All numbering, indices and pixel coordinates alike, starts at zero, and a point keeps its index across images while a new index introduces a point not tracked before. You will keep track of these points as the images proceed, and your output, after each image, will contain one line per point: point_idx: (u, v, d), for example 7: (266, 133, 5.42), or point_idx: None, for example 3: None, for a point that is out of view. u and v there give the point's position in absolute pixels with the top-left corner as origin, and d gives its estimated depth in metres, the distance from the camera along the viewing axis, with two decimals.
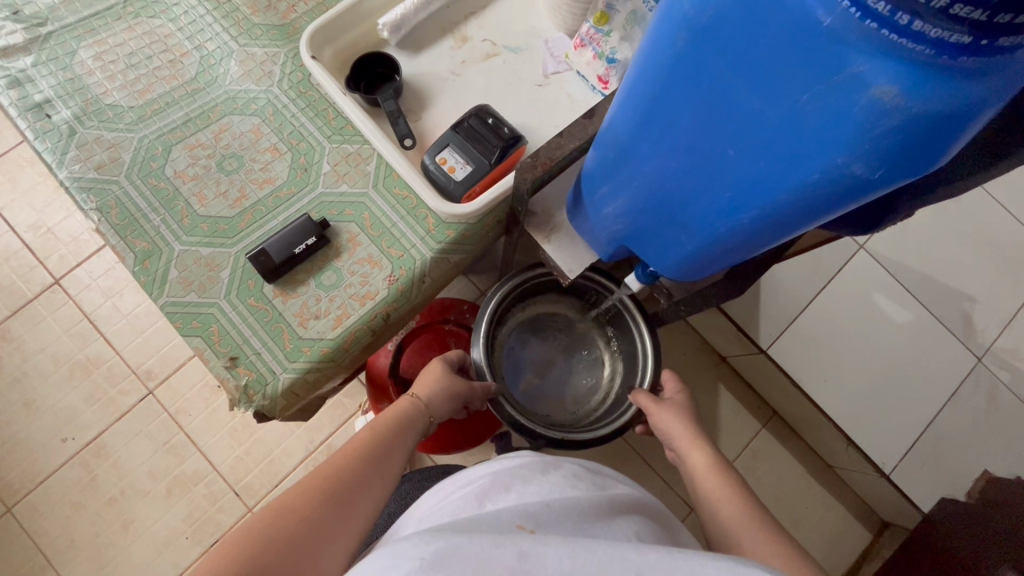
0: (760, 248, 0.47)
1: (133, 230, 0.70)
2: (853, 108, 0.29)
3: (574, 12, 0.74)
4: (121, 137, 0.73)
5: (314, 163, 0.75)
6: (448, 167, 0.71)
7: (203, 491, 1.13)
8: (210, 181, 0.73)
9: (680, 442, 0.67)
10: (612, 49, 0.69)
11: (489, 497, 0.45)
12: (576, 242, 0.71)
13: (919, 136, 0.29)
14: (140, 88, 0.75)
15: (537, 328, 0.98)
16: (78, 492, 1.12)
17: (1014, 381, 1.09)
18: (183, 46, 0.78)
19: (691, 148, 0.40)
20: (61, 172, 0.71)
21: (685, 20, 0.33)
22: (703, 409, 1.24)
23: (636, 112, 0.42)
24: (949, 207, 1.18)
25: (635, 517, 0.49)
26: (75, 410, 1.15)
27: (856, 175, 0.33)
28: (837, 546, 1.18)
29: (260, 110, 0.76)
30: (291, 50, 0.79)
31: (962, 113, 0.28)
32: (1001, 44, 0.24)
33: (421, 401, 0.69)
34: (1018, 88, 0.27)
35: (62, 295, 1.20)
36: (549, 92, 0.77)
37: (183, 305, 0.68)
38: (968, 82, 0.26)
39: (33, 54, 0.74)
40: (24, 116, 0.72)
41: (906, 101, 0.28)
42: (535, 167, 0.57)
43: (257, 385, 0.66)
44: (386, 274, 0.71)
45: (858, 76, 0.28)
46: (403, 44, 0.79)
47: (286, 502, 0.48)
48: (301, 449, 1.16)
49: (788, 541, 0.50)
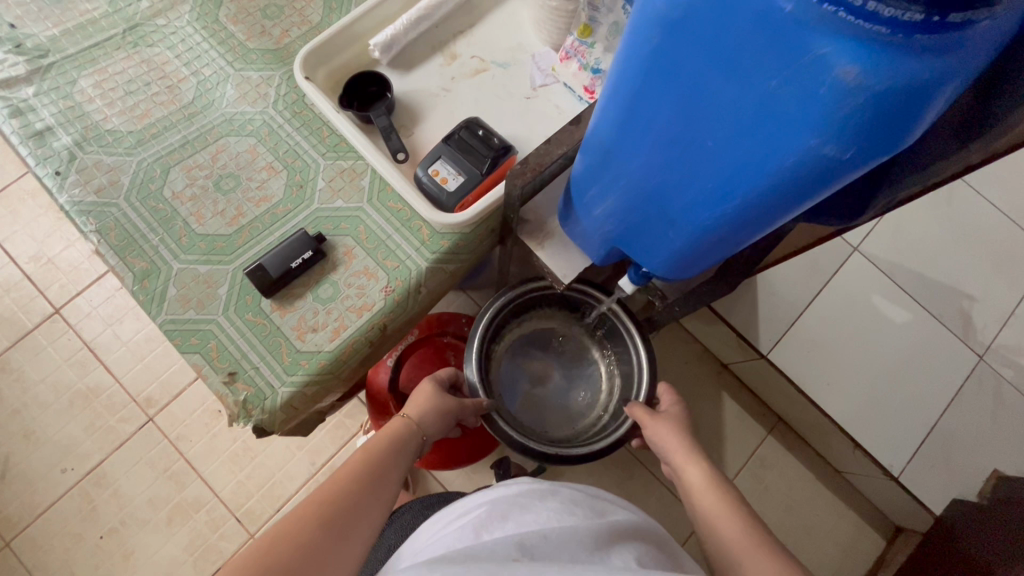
0: (747, 240, 0.47)
1: (133, 250, 0.71)
2: (821, 89, 0.30)
3: (559, 28, 0.77)
4: (120, 161, 0.75)
5: (310, 179, 0.76)
6: (441, 179, 0.73)
7: (204, 517, 1.12)
8: (208, 201, 0.74)
9: (676, 457, 0.66)
10: (596, 60, 0.72)
11: (486, 528, 0.45)
12: (570, 248, 0.72)
13: (885, 113, 0.30)
14: (139, 114, 0.77)
15: (535, 345, 0.98)
16: (78, 524, 1.11)
17: (1018, 378, 1.10)
18: (180, 73, 0.80)
19: (673, 142, 0.41)
20: (62, 197, 0.73)
21: (657, 18, 0.34)
22: (707, 418, 1.23)
23: (617, 112, 0.43)
24: (941, 206, 1.20)
25: (638, 541, 0.47)
26: (75, 440, 1.15)
27: (829, 156, 0.33)
28: (851, 554, 1.16)
29: (256, 131, 0.78)
30: (285, 73, 0.81)
31: (922, 89, 0.29)
32: (952, 20, 0.26)
33: (413, 421, 0.69)
34: (974, 65, 0.29)
35: (62, 324, 1.21)
36: (537, 104, 0.79)
37: (181, 323, 0.69)
38: (928, 58, 0.27)
39: (35, 85, 0.76)
40: (25, 144, 0.74)
41: (868, 80, 0.29)
42: (524, 174, 0.58)
43: (255, 400, 0.66)
44: (382, 286, 0.71)
45: (822, 58, 0.29)
46: (395, 63, 0.81)
47: (283, 529, 0.48)
48: (304, 471, 1.15)
49: (788, 557, 0.49)
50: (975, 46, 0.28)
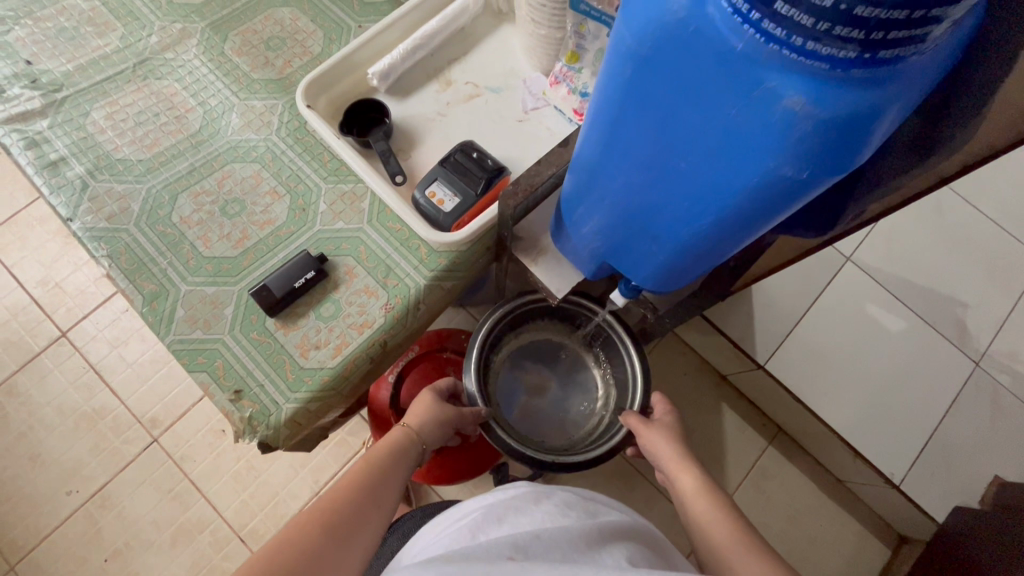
0: (725, 254, 0.50)
1: (142, 274, 0.74)
2: (774, 118, 0.33)
3: (548, 54, 0.81)
4: (130, 189, 0.78)
5: (312, 203, 0.79)
6: (437, 200, 0.76)
7: (208, 538, 1.13)
8: (214, 225, 0.77)
9: (669, 465, 0.68)
10: (584, 84, 0.76)
11: (482, 529, 0.46)
12: (563, 263, 0.75)
13: (833, 137, 0.33)
14: (148, 143, 0.81)
15: (532, 356, 1.00)
16: (82, 547, 1.12)
17: (1014, 383, 1.12)
18: (187, 103, 0.84)
19: (650, 163, 0.44)
20: (74, 224, 0.76)
21: (628, 53, 0.37)
22: (707, 429, 1.25)
23: (599, 137, 0.46)
24: (931, 216, 1.23)
25: (630, 541, 0.49)
26: (81, 462, 1.16)
27: (788, 177, 0.36)
28: (855, 564, 1.16)
29: (260, 157, 0.82)
30: (288, 101, 0.85)
31: (864, 116, 0.31)
32: (882, 56, 0.28)
33: (412, 430, 0.71)
34: (911, 94, 0.32)
35: (69, 347, 1.23)
36: (529, 126, 0.83)
37: (189, 342, 0.71)
38: (867, 89, 0.30)
39: (49, 117, 0.80)
40: (40, 173, 0.77)
41: (814, 109, 0.31)
42: (516, 194, 0.61)
43: (261, 417, 0.69)
44: (382, 303, 0.74)
45: (772, 90, 0.32)
46: (392, 90, 0.85)
47: (288, 535, 0.50)
48: (307, 488, 1.17)
49: (776, 559, 0.51)
50: (910, 77, 0.30)
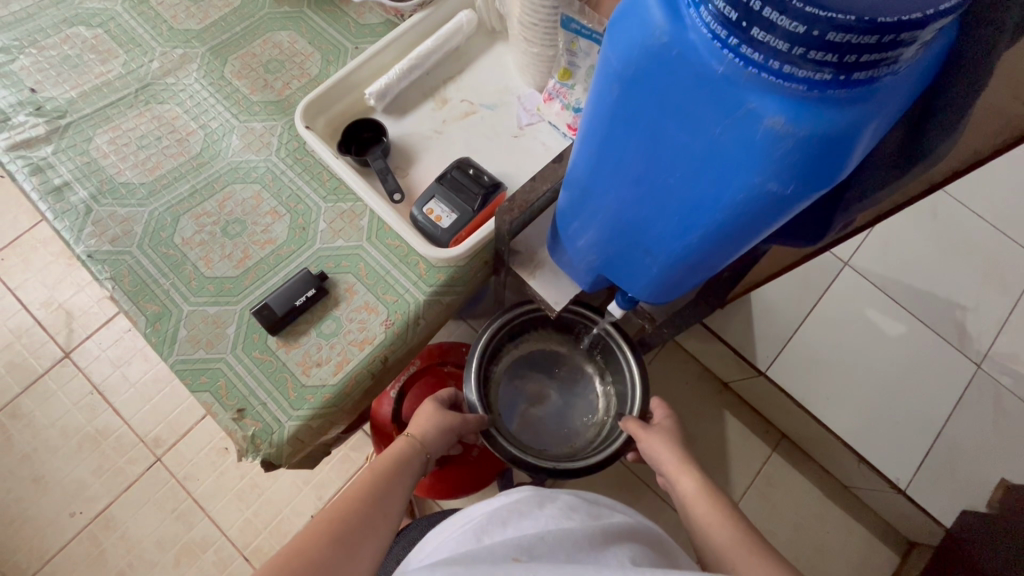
0: (718, 265, 0.51)
1: (145, 295, 0.75)
2: (756, 136, 0.34)
3: (541, 71, 0.82)
4: (132, 212, 0.79)
5: (312, 221, 0.81)
6: (435, 217, 0.77)
7: (211, 557, 1.12)
8: (216, 245, 0.78)
9: (669, 469, 0.68)
10: (576, 100, 0.78)
11: (487, 532, 0.47)
12: (560, 275, 0.76)
13: (815, 154, 0.34)
14: (150, 166, 0.82)
15: (532, 366, 1.00)
16: (86, 568, 1.11)
17: (1016, 384, 1.12)
18: (188, 126, 0.85)
19: (640, 179, 0.45)
20: (78, 247, 0.77)
21: (616, 75, 0.39)
22: (709, 437, 1.25)
23: (590, 154, 0.47)
24: (927, 219, 1.24)
25: (635, 543, 0.49)
26: (84, 483, 1.16)
27: (773, 192, 0.37)
28: (863, 570, 1.16)
29: (260, 178, 0.83)
30: (287, 123, 0.87)
31: (843, 133, 0.32)
32: (856, 77, 0.30)
33: (415, 440, 0.71)
34: (888, 110, 0.33)
35: (72, 367, 1.24)
36: (524, 141, 0.84)
37: (192, 362, 0.72)
38: (843, 107, 0.31)
39: (53, 143, 0.81)
40: (45, 199, 0.79)
41: (794, 127, 0.32)
42: (512, 210, 0.62)
43: (263, 435, 0.69)
44: (382, 319, 0.75)
45: (753, 111, 0.33)
46: (389, 109, 0.86)
47: (297, 546, 0.50)
48: (311, 505, 1.16)
49: (777, 559, 0.51)
50: (884, 95, 0.32)
